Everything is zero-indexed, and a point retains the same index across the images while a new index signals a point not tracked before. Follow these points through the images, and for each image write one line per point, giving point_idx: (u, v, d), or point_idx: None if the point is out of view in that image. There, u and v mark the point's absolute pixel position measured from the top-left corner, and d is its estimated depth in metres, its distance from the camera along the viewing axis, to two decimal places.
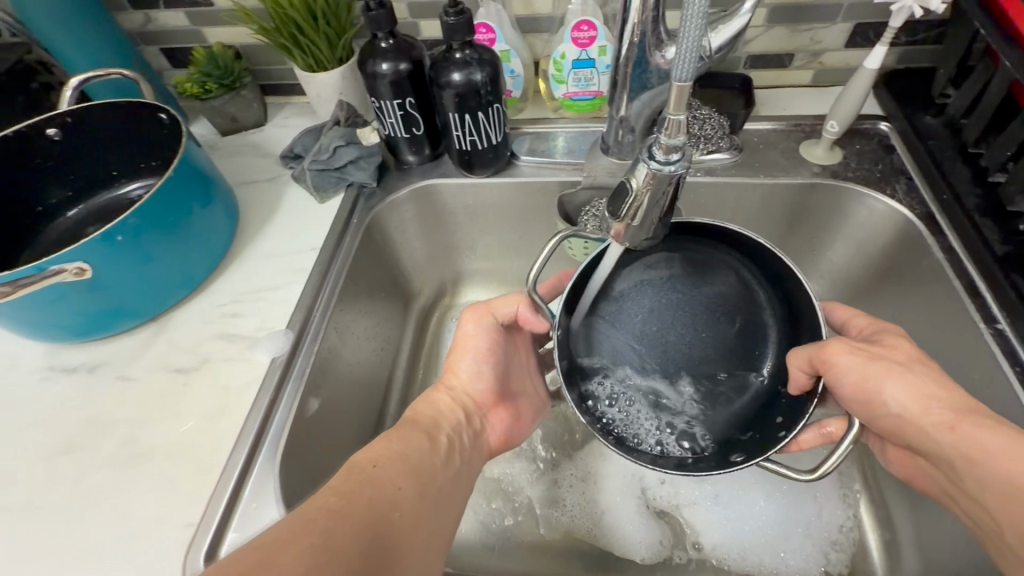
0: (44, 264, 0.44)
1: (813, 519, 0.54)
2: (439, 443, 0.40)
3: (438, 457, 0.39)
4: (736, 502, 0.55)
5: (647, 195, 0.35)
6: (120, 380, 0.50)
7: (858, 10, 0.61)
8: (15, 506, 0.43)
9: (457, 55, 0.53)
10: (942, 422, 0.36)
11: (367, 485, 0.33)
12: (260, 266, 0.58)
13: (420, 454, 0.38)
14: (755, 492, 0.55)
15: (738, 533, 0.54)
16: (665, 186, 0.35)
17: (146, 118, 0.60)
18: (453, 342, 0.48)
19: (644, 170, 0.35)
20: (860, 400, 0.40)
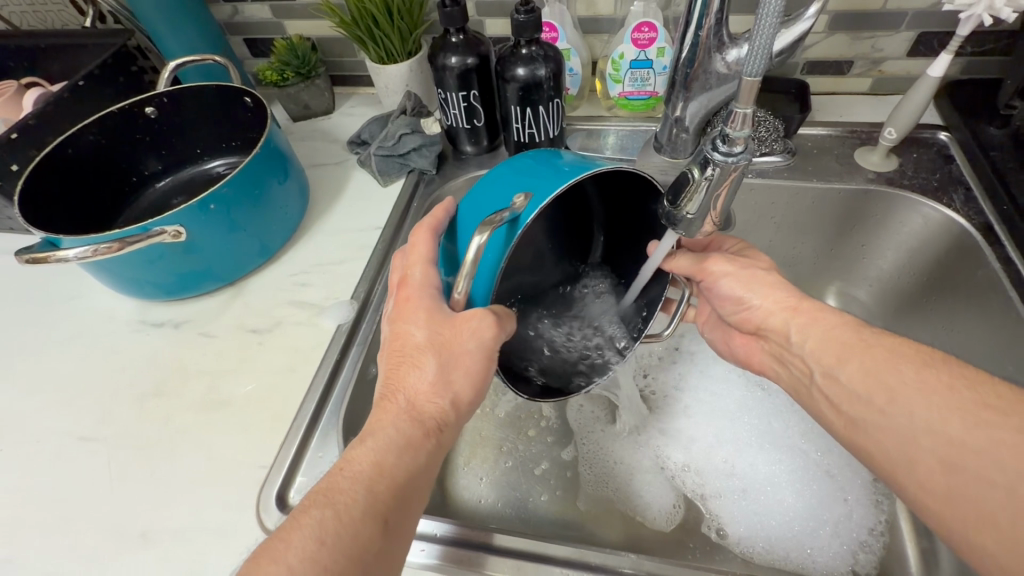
0: (149, 226, 0.49)
1: (842, 520, 0.55)
2: (394, 521, 0.34)
3: (390, 539, 0.33)
4: (766, 494, 0.56)
5: (708, 184, 0.39)
6: (202, 336, 0.55)
7: (923, 19, 0.61)
8: (113, 437, 0.48)
9: (523, 51, 0.57)
10: (787, 304, 0.44)
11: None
12: (327, 241, 0.63)
13: (367, 536, 0.32)
14: (784, 490, 0.57)
15: (764, 523, 0.54)
16: (725, 176, 0.38)
17: (233, 102, 0.65)
18: (450, 354, 0.38)
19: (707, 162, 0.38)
20: (730, 301, 0.48)
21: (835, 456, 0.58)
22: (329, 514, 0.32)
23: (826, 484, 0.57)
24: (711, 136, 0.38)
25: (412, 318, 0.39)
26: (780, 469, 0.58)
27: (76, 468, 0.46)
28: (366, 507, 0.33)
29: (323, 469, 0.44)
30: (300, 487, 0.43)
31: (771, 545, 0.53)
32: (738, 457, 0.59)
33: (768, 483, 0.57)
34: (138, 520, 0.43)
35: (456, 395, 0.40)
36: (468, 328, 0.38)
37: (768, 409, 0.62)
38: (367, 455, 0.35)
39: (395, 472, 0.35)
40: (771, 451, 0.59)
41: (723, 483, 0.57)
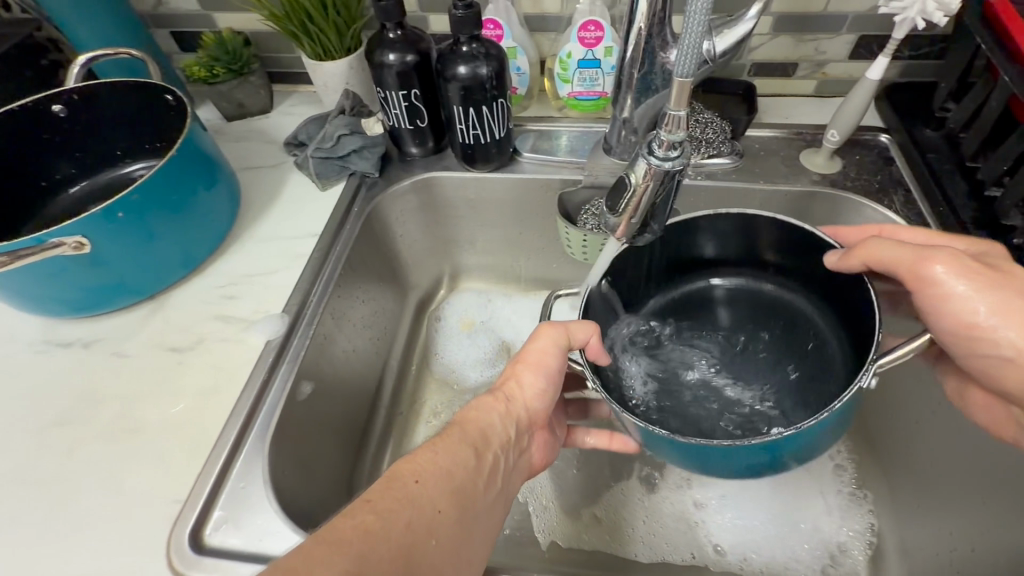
0: (44, 237, 0.44)
1: (818, 515, 0.54)
2: (486, 461, 0.36)
3: (482, 478, 0.35)
4: (742, 502, 0.55)
5: (646, 189, 0.37)
6: (115, 356, 0.50)
7: (862, 22, 0.62)
8: (7, 474, 0.43)
9: (464, 49, 0.54)
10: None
11: (401, 494, 0.30)
12: (259, 250, 0.59)
13: (466, 466, 0.34)
14: (755, 490, 0.56)
15: (752, 531, 0.54)
16: (661, 180, 0.37)
17: (153, 100, 0.60)
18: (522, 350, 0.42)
19: (644, 167, 0.36)
20: (965, 338, 0.41)
21: None
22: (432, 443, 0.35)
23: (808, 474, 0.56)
24: (647, 139, 0.37)
25: None
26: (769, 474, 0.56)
27: None
28: (463, 442, 0.36)
29: (246, 500, 0.41)
30: (218, 523, 0.40)
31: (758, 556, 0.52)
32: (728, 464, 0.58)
33: (742, 487, 0.56)
34: (30, 567, 0.38)
35: (521, 380, 0.41)
36: (541, 336, 0.42)
37: None
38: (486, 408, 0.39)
39: (481, 423, 0.38)
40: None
41: (714, 492, 0.56)
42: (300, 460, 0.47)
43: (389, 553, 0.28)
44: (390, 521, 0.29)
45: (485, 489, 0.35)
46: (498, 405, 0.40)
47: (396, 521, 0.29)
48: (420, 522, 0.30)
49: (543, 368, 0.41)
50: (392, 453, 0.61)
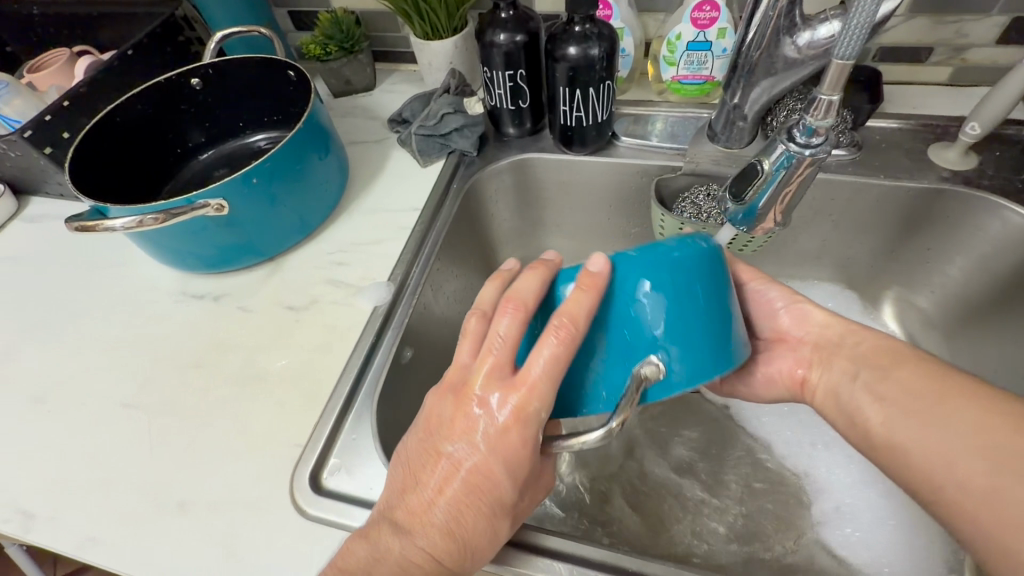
0: (193, 198, 0.49)
1: (894, 527, 0.52)
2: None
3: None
4: (834, 512, 0.53)
5: (783, 174, 0.36)
6: (241, 310, 0.55)
7: (1018, 3, 0.55)
8: (154, 406, 0.49)
9: (577, 29, 0.54)
10: (843, 331, 0.43)
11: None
12: (366, 220, 0.62)
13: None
14: (831, 493, 0.54)
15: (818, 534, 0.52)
16: (799, 166, 0.36)
17: (276, 75, 0.65)
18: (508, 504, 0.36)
19: (781, 152, 0.36)
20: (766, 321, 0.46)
21: None
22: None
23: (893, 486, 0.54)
24: (786, 124, 0.36)
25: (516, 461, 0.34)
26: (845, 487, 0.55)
27: (119, 434, 0.47)
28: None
29: (357, 450, 0.44)
30: (333, 468, 0.43)
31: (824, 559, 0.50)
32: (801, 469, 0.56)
33: (829, 488, 0.55)
34: (175, 488, 0.44)
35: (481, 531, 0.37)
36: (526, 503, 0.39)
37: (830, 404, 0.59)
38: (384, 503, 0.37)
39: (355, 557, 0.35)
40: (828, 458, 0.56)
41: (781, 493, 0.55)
42: (401, 421, 0.50)
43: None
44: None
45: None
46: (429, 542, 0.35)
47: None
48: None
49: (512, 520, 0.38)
50: None
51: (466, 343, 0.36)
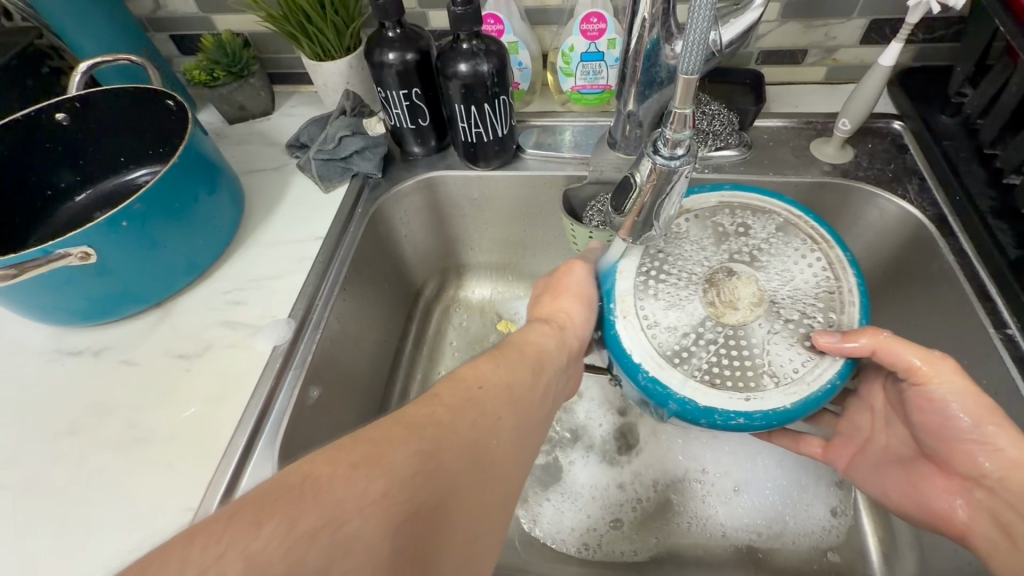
0: (50, 248, 0.44)
1: (806, 512, 0.56)
2: (539, 383, 0.39)
3: (535, 396, 0.38)
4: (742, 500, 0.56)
5: (651, 188, 0.36)
6: (124, 363, 0.50)
7: (874, 6, 0.60)
8: (21, 483, 0.44)
9: (464, 46, 0.53)
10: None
11: (468, 396, 0.34)
12: (265, 254, 0.58)
13: (524, 384, 0.38)
14: (752, 487, 0.58)
15: (754, 508, 0.57)
16: (665, 181, 0.36)
17: (153, 106, 0.60)
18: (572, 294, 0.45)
19: (649, 166, 0.36)
20: (935, 430, 0.42)
21: None
22: (497, 357, 0.39)
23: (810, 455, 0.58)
24: (652, 139, 0.36)
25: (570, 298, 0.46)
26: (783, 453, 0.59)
27: None
28: (525, 361, 0.39)
29: None
30: None
31: (754, 534, 0.56)
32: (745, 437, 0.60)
33: (752, 483, 0.58)
34: None
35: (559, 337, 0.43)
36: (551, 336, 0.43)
37: None
38: (557, 305, 0.45)
39: (540, 347, 0.42)
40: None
41: (722, 470, 0.59)
42: None
43: (455, 448, 0.31)
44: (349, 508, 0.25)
45: (539, 392, 0.39)
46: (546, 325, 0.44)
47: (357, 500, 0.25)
48: (482, 426, 0.33)
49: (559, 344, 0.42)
50: None
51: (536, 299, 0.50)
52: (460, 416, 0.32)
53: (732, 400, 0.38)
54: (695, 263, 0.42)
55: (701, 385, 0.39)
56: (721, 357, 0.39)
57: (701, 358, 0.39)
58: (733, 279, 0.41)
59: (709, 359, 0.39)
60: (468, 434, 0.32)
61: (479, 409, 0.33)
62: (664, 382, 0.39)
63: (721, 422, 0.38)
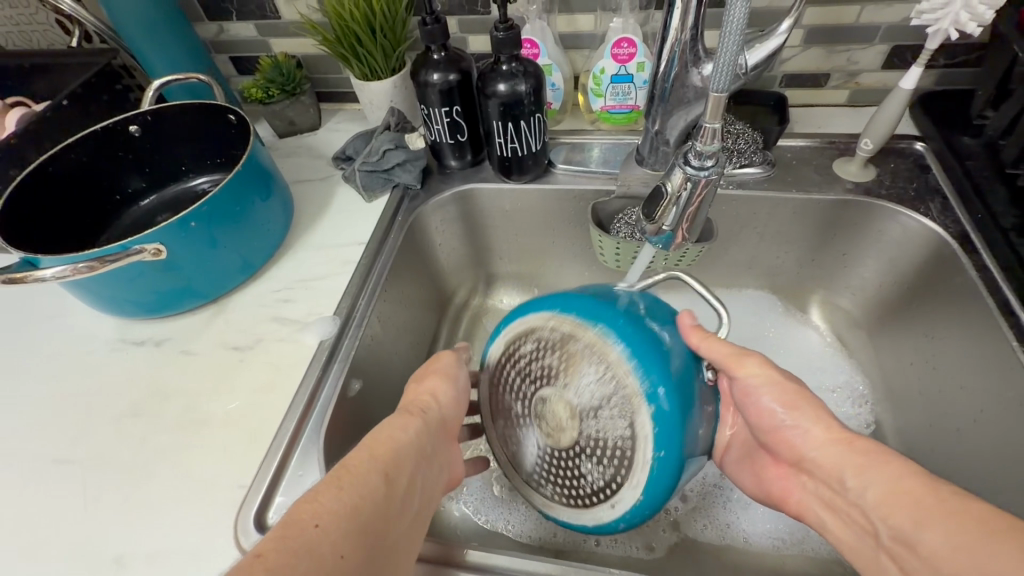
0: (128, 244, 0.49)
1: None
2: (398, 487, 0.36)
3: (395, 507, 0.35)
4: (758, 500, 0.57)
5: (686, 195, 0.43)
6: (183, 354, 0.55)
7: (895, 33, 0.62)
8: (91, 459, 0.47)
9: (504, 67, 0.57)
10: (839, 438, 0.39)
11: (301, 544, 0.29)
12: (312, 257, 0.63)
13: (377, 496, 0.34)
14: None
15: (775, 513, 0.56)
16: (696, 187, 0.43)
17: (216, 119, 0.66)
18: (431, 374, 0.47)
19: (681, 175, 0.42)
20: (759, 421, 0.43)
21: None
22: (340, 479, 0.34)
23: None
24: (683, 151, 0.42)
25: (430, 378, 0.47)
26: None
27: (51, 491, 0.46)
28: (373, 469, 0.35)
29: (303, 487, 0.44)
30: (278, 507, 0.43)
31: (777, 540, 0.55)
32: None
33: None
34: (112, 543, 0.42)
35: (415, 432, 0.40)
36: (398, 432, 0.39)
37: None
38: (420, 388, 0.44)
39: (397, 441, 0.38)
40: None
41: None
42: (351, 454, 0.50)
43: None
44: None
45: (399, 515, 0.35)
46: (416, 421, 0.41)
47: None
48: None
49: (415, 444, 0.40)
50: None
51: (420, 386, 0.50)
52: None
53: (607, 512, 0.41)
54: (512, 401, 0.45)
55: (580, 508, 0.43)
56: (583, 476, 0.42)
57: (568, 488, 0.43)
58: (546, 405, 0.42)
59: (582, 484, 0.42)
60: (352, 526, 0.31)
61: (311, 558, 0.28)
62: (559, 518, 0.44)
63: (624, 527, 0.42)
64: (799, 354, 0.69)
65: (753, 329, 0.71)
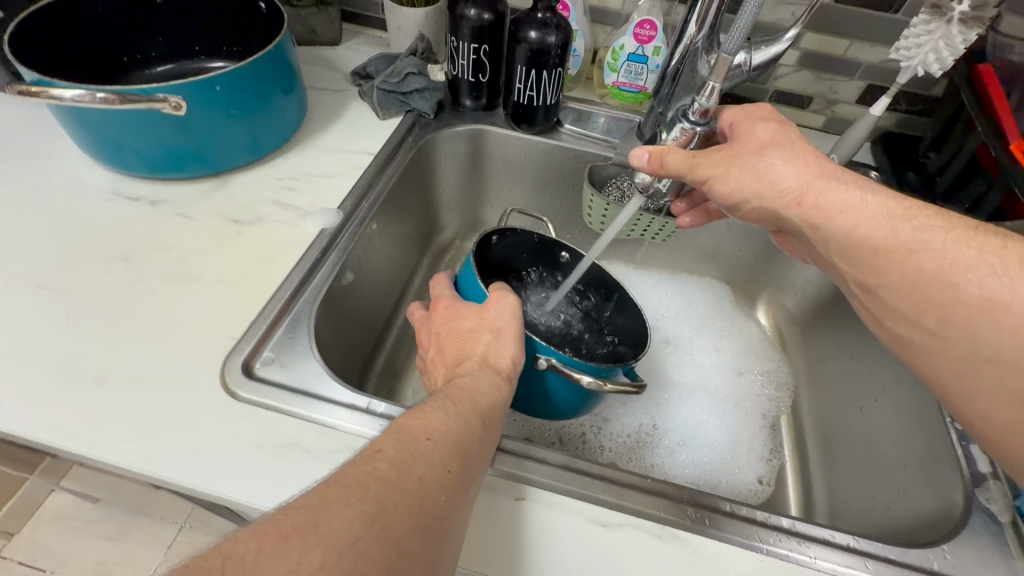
0: (151, 90, 0.49)
1: (743, 467, 0.66)
2: (490, 433, 0.40)
3: (487, 442, 0.39)
4: (678, 444, 0.67)
5: (674, 144, 0.46)
6: (178, 216, 0.55)
7: (872, 72, 0.71)
8: (73, 289, 0.47)
9: (539, 16, 0.61)
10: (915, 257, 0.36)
11: (414, 448, 0.33)
12: (319, 156, 0.64)
13: (474, 433, 0.38)
14: (701, 446, 0.67)
15: (694, 462, 0.66)
16: (685, 141, 0.46)
17: (245, 4, 0.66)
18: (501, 325, 0.48)
19: (679, 129, 0.46)
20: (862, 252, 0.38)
21: (748, 419, 0.70)
22: (445, 407, 0.38)
23: (742, 427, 0.69)
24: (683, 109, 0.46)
25: (464, 316, 0.50)
26: (723, 425, 0.70)
27: (28, 311, 0.46)
28: (473, 411, 0.39)
29: (293, 347, 0.46)
30: (266, 360, 0.45)
31: (694, 483, 0.64)
32: (695, 406, 0.70)
33: (698, 439, 0.67)
34: (91, 364, 0.43)
35: (502, 388, 0.44)
36: (484, 386, 0.43)
37: (743, 389, 0.73)
38: (505, 350, 0.47)
39: (492, 398, 0.42)
40: (720, 404, 0.71)
41: (671, 427, 0.68)
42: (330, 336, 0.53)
43: (404, 505, 0.30)
44: (402, 472, 0.31)
45: (484, 446, 0.38)
46: (501, 382, 0.44)
47: (409, 474, 0.31)
48: (433, 475, 0.32)
49: (493, 391, 0.43)
50: (398, 367, 0.67)
51: (472, 320, 0.49)
52: (408, 468, 0.32)
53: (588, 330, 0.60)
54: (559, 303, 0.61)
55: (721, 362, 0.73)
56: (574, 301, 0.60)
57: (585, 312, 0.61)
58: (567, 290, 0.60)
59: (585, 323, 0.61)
60: (456, 447, 0.35)
61: (424, 458, 0.33)
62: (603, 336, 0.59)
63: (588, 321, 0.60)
64: (740, 338, 0.77)
65: (705, 312, 0.80)
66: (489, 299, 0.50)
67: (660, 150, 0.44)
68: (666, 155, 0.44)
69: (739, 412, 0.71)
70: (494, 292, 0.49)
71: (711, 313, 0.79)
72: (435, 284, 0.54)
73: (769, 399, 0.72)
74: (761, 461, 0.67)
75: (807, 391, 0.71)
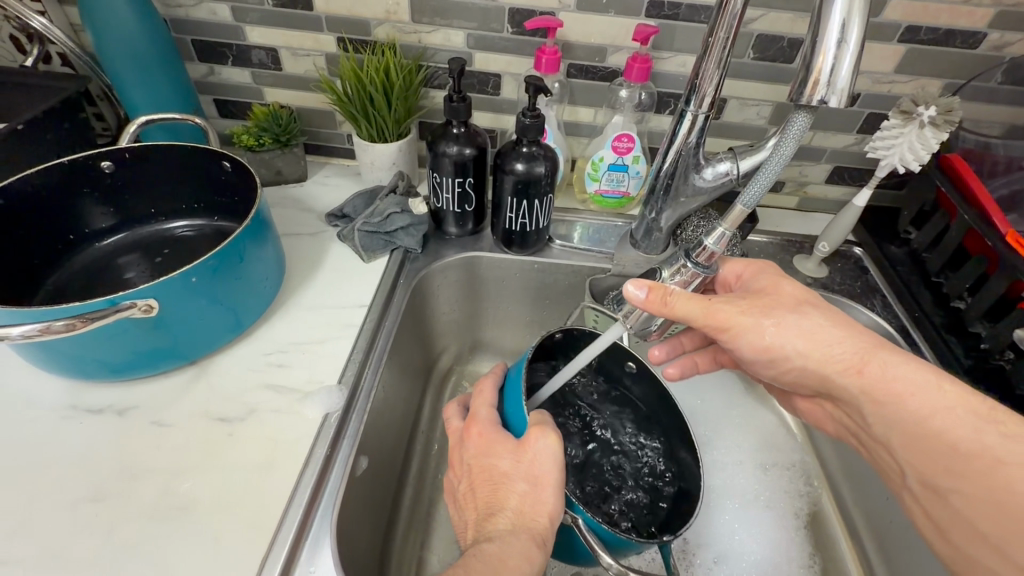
0: (117, 298, 0.43)
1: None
2: None
3: None
4: (713, 562, 0.63)
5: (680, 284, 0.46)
6: (153, 425, 0.47)
7: (838, 156, 0.74)
8: (34, 557, 0.39)
9: (524, 149, 0.60)
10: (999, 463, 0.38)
11: None
12: (308, 318, 0.59)
13: None
14: (744, 561, 0.63)
15: None
16: (687, 281, 0.46)
17: (207, 164, 0.61)
18: (539, 467, 0.41)
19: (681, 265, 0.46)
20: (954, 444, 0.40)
21: (786, 520, 0.67)
22: None
23: (780, 532, 0.66)
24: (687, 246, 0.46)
25: (494, 452, 0.43)
26: (762, 531, 0.66)
27: None
28: None
29: None
30: None
31: None
32: (728, 513, 0.67)
33: (738, 555, 0.63)
34: None
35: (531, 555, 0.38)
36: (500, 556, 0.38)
37: (774, 486, 0.69)
38: (545, 506, 0.41)
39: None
40: (754, 508, 0.67)
41: (704, 542, 0.64)
42: (351, 543, 0.46)
43: None
44: None
45: None
46: (531, 545, 0.39)
47: None
48: None
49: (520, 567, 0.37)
50: (419, 534, 0.59)
51: (507, 459, 0.42)
52: None
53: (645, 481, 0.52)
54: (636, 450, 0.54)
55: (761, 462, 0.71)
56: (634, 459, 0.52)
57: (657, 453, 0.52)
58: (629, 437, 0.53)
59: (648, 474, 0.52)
60: None
61: None
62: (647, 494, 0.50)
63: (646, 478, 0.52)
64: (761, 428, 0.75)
65: (725, 403, 0.76)
66: (527, 433, 0.43)
67: (661, 286, 0.44)
68: (668, 292, 0.44)
69: (777, 514, 0.67)
70: (533, 429, 0.42)
71: (729, 404, 0.76)
72: (478, 393, 0.48)
73: (801, 495, 0.69)
74: (804, 567, 0.64)
75: (844, 480, 0.68)
